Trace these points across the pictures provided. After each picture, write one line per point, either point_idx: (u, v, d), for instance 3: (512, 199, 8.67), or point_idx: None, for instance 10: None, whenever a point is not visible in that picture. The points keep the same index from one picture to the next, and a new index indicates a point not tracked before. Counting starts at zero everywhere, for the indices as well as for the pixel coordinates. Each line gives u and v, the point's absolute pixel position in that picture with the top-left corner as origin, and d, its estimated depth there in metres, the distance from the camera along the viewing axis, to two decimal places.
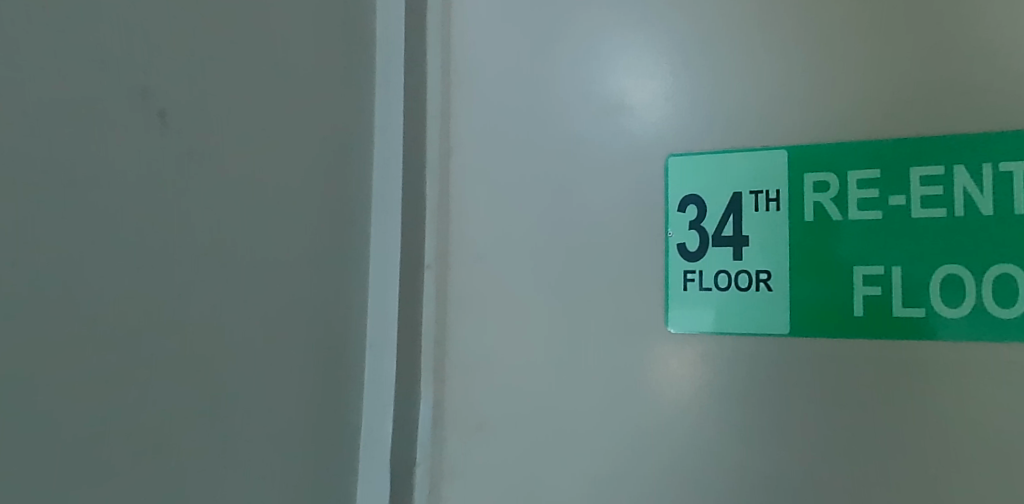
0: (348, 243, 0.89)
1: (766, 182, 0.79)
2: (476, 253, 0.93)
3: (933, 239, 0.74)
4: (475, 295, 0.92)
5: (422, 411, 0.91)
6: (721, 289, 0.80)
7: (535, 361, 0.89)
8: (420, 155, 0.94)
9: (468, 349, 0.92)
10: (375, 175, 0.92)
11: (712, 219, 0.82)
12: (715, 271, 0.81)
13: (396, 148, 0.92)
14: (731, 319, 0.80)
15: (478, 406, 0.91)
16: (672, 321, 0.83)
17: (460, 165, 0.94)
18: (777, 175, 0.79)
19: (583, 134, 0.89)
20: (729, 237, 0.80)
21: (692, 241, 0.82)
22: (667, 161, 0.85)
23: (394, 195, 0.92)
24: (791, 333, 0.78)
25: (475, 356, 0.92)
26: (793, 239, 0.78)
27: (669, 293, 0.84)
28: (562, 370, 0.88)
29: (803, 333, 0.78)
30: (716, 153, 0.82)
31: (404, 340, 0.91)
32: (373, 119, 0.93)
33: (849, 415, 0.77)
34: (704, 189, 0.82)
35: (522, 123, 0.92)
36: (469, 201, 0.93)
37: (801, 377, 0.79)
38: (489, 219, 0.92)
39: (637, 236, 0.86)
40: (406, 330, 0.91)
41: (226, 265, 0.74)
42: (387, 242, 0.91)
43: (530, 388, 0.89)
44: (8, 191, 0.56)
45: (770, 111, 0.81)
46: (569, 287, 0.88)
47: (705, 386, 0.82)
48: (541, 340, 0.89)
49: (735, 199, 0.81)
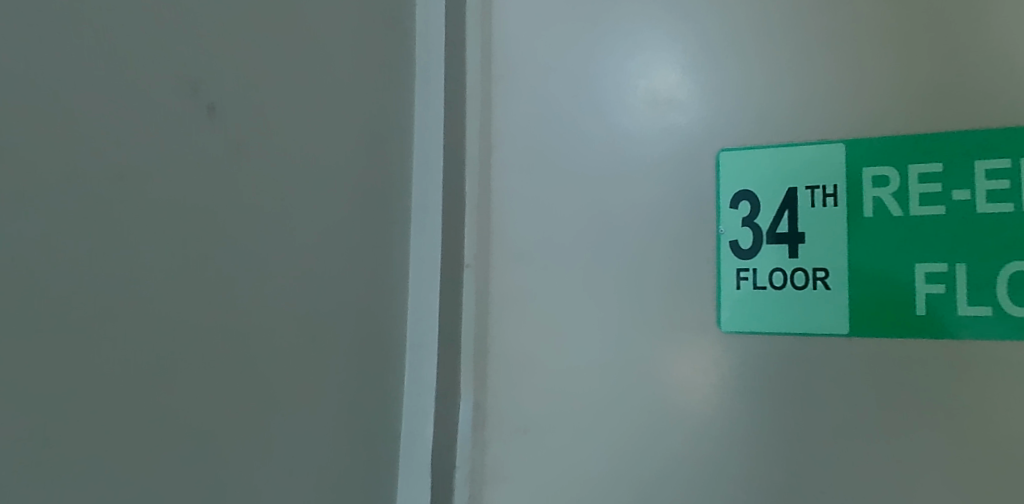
0: (389, 242, 0.87)
1: (824, 177, 0.77)
2: (517, 252, 0.90)
3: (1000, 235, 0.71)
4: (516, 297, 0.90)
5: (462, 416, 0.89)
6: (777, 288, 0.78)
7: (579, 362, 0.86)
8: (459, 153, 0.92)
9: (510, 350, 0.90)
10: (414, 173, 0.91)
11: (766, 216, 0.79)
12: (769, 269, 0.78)
13: (436, 145, 0.91)
14: (785, 317, 0.78)
15: (520, 408, 0.89)
16: (724, 321, 0.81)
17: (501, 162, 0.92)
18: (835, 170, 0.77)
19: (629, 128, 0.87)
20: (784, 234, 0.78)
21: (745, 238, 0.79)
22: (718, 155, 0.82)
23: (434, 193, 0.90)
24: (850, 333, 0.75)
25: (517, 359, 0.89)
26: (851, 235, 0.75)
27: (721, 292, 0.81)
28: (608, 371, 0.85)
29: (862, 333, 0.75)
30: (770, 148, 0.80)
31: (445, 340, 0.89)
32: (413, 116, 0.91)
33: (913, 424, 0.74)
34: (757, 185, 0.80)
35: (565, 116, 0.90)
36: (510, 200, 0.91)
37: (861, 377, 0.76)
38: (530, 218, 0.90)
39: (686, 234, 0.83)
40: (446, 330, 0.89)
41: (271, 263, 0.72)
42: (428, 241, 0.89)
43: (574, 390, 0.86)
44: (69, 182, 0.54)
45: (826, 104, 0.79)
46: (614, 287, 0.86)
47: (760, 388, 0.79)
48: (586, 340, 0.86)
49: (790, 195, 0.78)
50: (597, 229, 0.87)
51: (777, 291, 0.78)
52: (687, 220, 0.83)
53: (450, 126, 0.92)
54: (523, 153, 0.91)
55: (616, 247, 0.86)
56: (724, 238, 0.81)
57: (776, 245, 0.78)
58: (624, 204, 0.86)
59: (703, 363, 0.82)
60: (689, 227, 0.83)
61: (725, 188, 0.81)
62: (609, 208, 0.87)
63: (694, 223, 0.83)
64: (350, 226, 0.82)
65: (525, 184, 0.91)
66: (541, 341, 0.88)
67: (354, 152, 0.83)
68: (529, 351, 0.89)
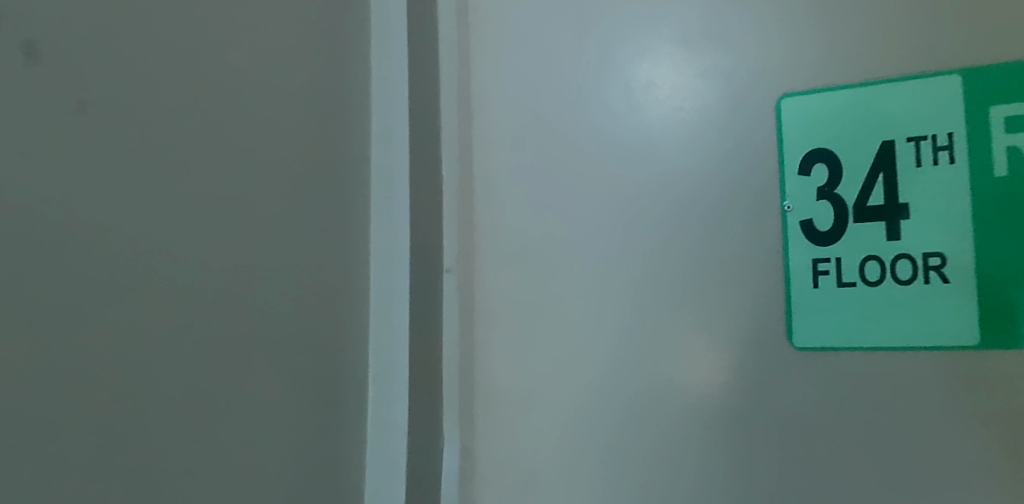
0: (339, 241, 0.66)
1: (934, 124, 0.54)
2: (508, 250, 0.68)
3: None
4: (509, 309, 0.68)
5: (445, 468, 0.67)
6: (872, 284, 0.55)
7: (598, 394, 0.64)
8: (432, 127, 0.71)
9: (505, 380, 0.67)
10: (373, 151, 0.70)
11: (851, 182, 0.56)
12: (861, 258, 0.55)
13: (401, 115, 0.69)
14: (882, 325, 0.55)
15: (523, 457, 0.66)
16: (797, 334, 0.58)
17: (485, 133, 0.70)
18: (949, 113, 0.54)
19: (652, 79, 0.64)
20: (879, 207, 0.55)
21: (825, 216, 0.57)
22: (780, 104, 0.59)
23: (399, 176, 0.69)
24: (982, 346, 0.53)
25: (514, 395, 0.67)
26: (977, 205, 0.53)
27: (791, 294, 0.58)
28: (638, 406, 0.63)
29: (1000, 344, 0.53)
30: (852, 89, 0.57)
31: (420, 369, 0.67)
32: (369, 79, 0.71)
33: None
34: (837, 140, 0.57)
35: (566, 68, 0.67)
36: (499, 182, 0.69)
37: (1002, 407, 0.53)
38: (525, 204, 0.68)
39: (740, 219, 0.60)
40: (421, 355, 0.67)
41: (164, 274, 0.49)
42: (393, 238, 0.68)
43: (592, 432, 0.64)
44: None
45: (930, 24, 0.56)
46: (642, 293, 0.63)
47: (858, 424, 0.56)
48: (606, 364, 0.64)
49: (885, 151, 0.56)
50: (614, 215, 0.65)
51: (872, 288, 0.55)
52: (742, 197, 0.60)
53: (418, 92, 0.70)
54: (513, 120, 0.69)
55: (643, 239, 0.63)
56: (794, 218, 0.58)
57: (870, 224, 0.55)
58: (650, 181, 0.63)
59: (706, 363, 0.61)
60: (745, 209, 0.60)
61: (792, 151, 0.58)
62: (631, 186, 0.64)
63: (751, 201, 0.60)
64: (285, 226, 0.60)
65: (516, 161, 0.69)
66: (546, 371, 0.66)
67: (287, 125, 0.61)
68: (530, 384, 0.66)
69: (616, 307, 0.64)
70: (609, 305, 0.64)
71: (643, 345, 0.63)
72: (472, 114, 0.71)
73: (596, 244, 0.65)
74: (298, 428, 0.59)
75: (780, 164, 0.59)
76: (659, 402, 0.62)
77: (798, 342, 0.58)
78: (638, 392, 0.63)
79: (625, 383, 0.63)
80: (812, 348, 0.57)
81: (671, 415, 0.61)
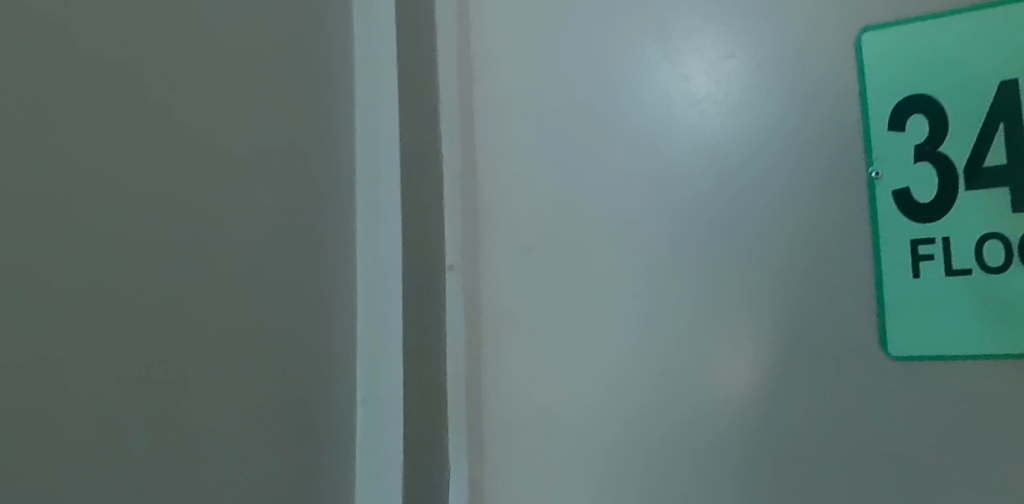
0: (314, 233, 0.52)
1: None
2: (521, 243, 0.57)
3: None
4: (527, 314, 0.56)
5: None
6: (995, 271, 0.42)
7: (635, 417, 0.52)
8: (427, 95, 0.58)
9: (521, 400, 0.56)
10: (357, 123, 0.56)
11: (960, 138, 0.44)
12: (978, 237, 0.43)
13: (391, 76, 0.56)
14: (1005, 323, 0.43)
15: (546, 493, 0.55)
16: (895, 342, 0.45)
17: (491, 103, 0.59)
18: None
19: (693, 28, 0.52)
20: (1000, 169, 0.43)
21: (925, 183, 0.44)
22: (862, 42, 0.47)
23: (390, 150, 0.55)
24: None
25: (536, 422, 0.55)
26: None
27: (884, 289, 0.45)
28: (686, 431, 0.50)
29: None
30: (960, 14, 0.44)
31: (420, 392, 0.53)
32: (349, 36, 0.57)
33: None
34: (941, 82, 0.44)
35: (587, 17, 0.56)
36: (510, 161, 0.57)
37: None
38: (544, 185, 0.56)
39: (819, 203, 0.48)
40: (422, 374, 0.54)
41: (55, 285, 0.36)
42: (384, 228, 0.54)
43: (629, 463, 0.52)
44: None
45: None
46: (692, 295, 0.51)
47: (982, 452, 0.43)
48: (645, 379, 0.52)
49: (1005, 96, 0.43)
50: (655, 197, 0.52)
51: (994, 276, 0.43)
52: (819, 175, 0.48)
53: (415, 58, 0.57)
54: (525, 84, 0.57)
55: (692, 225, 0.51)
56: (886, 187, 0.45)
57: (986, 190, 0.43)
58: (693, 150, 0.51)
59: (741, 356, 0.49)
60: (823, 189, 0.48)
61: (885, 108, 0.46)
62: (679, 160, 0.52)
63: (832, 178, 0.47)
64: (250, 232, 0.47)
65: (530, 135, 0.57)
66: (575, 391, 0.54)
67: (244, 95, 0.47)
68: (555, 410, 0.55)
69: (662, 313, 0.52)
70: (651, 308, 0.52)
71: (700, 365, 0.50)
72: (474, 83, 0.59)
73: (631, 231, 0.53)
74: (281, 493, 0.47)
75: (862, 121, 0.46)
76: (728, 444, 0.49)
77: (897, 349, 0.45)
78: (693, 419, 0.50)
79: (672, 406, 0.51)
80: (911, 360, 0.45)
81: (739, 455, 0.49)
